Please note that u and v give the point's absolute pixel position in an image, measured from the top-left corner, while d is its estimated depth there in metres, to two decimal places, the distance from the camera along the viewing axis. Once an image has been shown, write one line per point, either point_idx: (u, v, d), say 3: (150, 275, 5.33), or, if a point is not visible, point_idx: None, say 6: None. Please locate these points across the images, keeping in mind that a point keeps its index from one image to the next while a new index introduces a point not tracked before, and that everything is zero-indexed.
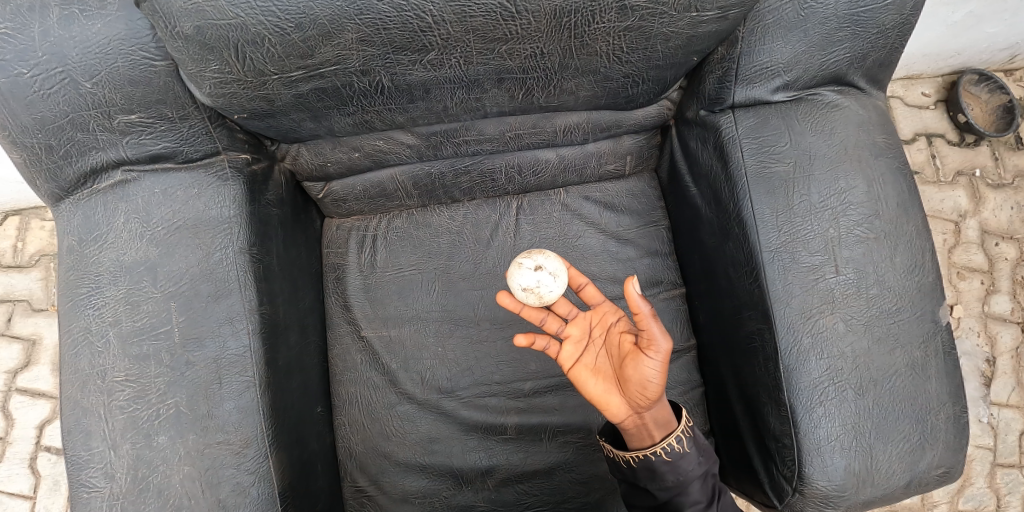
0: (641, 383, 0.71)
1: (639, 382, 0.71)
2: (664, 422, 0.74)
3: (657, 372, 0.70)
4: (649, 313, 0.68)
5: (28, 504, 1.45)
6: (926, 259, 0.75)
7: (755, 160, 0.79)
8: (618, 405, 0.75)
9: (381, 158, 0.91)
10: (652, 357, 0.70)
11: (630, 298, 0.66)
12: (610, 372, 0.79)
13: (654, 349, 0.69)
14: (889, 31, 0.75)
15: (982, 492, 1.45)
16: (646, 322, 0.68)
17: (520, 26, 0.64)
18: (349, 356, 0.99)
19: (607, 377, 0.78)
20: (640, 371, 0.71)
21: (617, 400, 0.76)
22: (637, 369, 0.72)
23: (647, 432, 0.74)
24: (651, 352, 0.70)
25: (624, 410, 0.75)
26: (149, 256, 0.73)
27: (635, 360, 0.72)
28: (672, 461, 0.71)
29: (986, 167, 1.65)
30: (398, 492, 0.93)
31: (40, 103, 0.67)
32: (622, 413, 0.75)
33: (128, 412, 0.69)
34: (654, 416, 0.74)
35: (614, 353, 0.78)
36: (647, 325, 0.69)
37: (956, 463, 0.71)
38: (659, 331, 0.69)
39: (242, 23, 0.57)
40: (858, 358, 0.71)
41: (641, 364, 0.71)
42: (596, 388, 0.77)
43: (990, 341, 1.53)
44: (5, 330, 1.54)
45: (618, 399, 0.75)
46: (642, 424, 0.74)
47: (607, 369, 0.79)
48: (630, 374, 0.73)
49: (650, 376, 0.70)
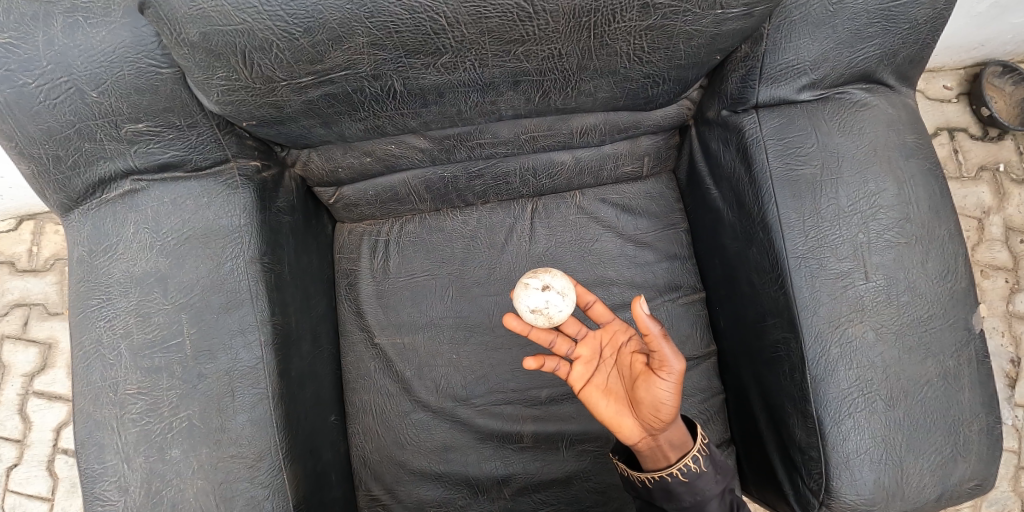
0: (655, 405, 0.69)
1: (652, 404, 0.69)
2: (680, 443, 0.72)
3: (670, 393, 0.68)
4: (659, 333, 0.66)
5: (45, 506, 1.46)
6: (959, 264, 0.71)
7: (780, 163, 0.76)
8: (631, 427, 0.74)
9: (393, 162, 0.89)
10: (665, 378, 0.68)
11: (640, 319, 0.64)
12: (622, 393, 0.77)
13: (666, 370, 0.67)
14: (921, 27, 0.72)
15: (1005, 496, 1.42)
16: (657, 342, 0.66)
17: (537, 27, 0.61)
18: (362, 363, 0.97)
19: (619, 398, 0.77)
20: (653, 393, 0.69)
21: (630, 422, 0.74)
22: (650, 391, 0.70)
23: (662, 453, 0.73)
24: (664, 373, 0.68)
25: (637, 433, 0.73)
26: (159, 267, 0.72)
27: (647, 381, 0.70)
28: (689, 482, 0.70)
29: (1010, 161, 1.60)
30: (413, 501, 0.91)
31: (45, 113, 0.65)
32: (635, 435, 0.73)
33: (140, 425, 0.68)
34: (668, 438, 0.72)
35: (626, 373, 0.77)
36: (658, 346, 0.67)
37: (989, 476, 0.68)
38: (671, 352, 0.67)
39: (248, 29, 0.55)
40: (888, 368, 0.68)
41: (654, 385, 0.69)
42: (608, 409, 0.76)
43: (1014, 341, 1.49)
44: (21, 333, 1.55)
45: (631, 421, 0.74)
46: (657, 446, 0.73)
47: (619, 390, 0.78)
48: (643, 396, 0.71)
49: (663, 399, 0.68)
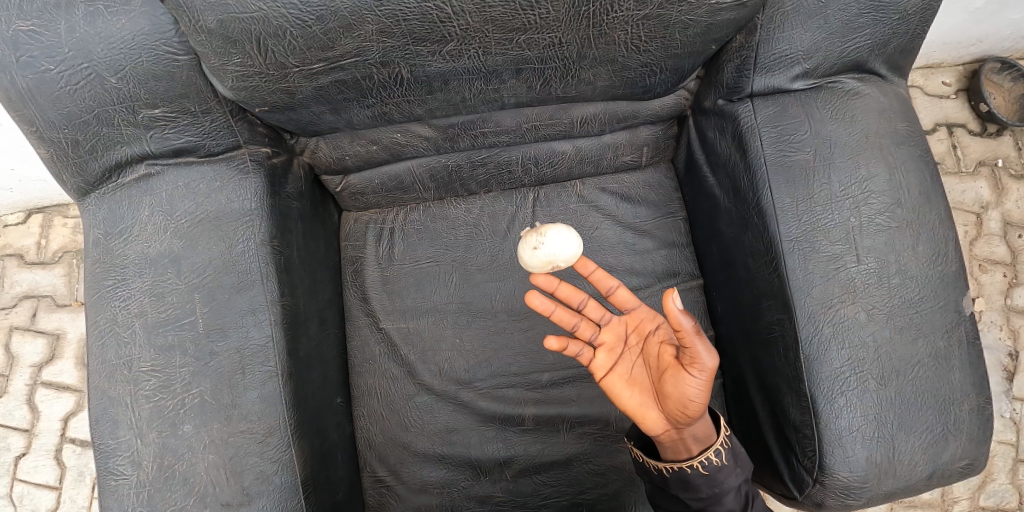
0: (682, 401, 0.70)
1: (679, 400, 0.70)
2: (703, 437, 0.74)
3: (699, 391, 0.68)
4: (693, 330, 0.65)
5: (53, 494, 1.48)
6: (949, 248, 0.73)
7: (774, 149, 0.78)
8: (655, 419, 0.75)
9: (399, 151, 0.91)
10: (695, 375, 0.68)
11: (671, 314, 0.63)
12: (647, 384, 0.78)
13: (697, 368, 0.67)
14: (911, 17, 0.74)
15: (1003, 488, 1.43)
16: (690, 339, 0.66)
17: (539, 15, 0.64)
18: (367, 347, 1.00)
19: (643, 389, 0.78)
20: (681, 389, 0.69)
21: (654, 414, 0.75)
22: (677, 386, 0.70)
23: (684, 445, 0.74)
24: (695, 370, 0.68)
25: (661, 424, 0.75)
26: (173, 248, 0.74)
27: (676, 377, 0.71)
28: (709, 474, 0.71)
29: (1008, 157, 1.62)
30: (417, 482, 0.93)
31: (66, 98, 0.68)
32: (659, 427, 0.75)
33: (153, 401, 0.70)
34: (693, 432, 0.73)
35: (652, 365, 0.78)
36: (692, 343, 0.66)
37: (979, 455, 0.70)
38: (704, 349, 0.67)
39: (264, 16, 0.58)
40: (880, 348, 0.70)
41: (683, 381, 0.69)
42: (632, 400, 0.77)
43: (1012, 335, 1.50)
44: (30, 325, 1.58)
45: (656, 413, 0.75)
46: (680, 439, 0.74)
47: (644, 380, 0.79)
48: (670, 391, 0.71)
49: (692, 396, 0.68)
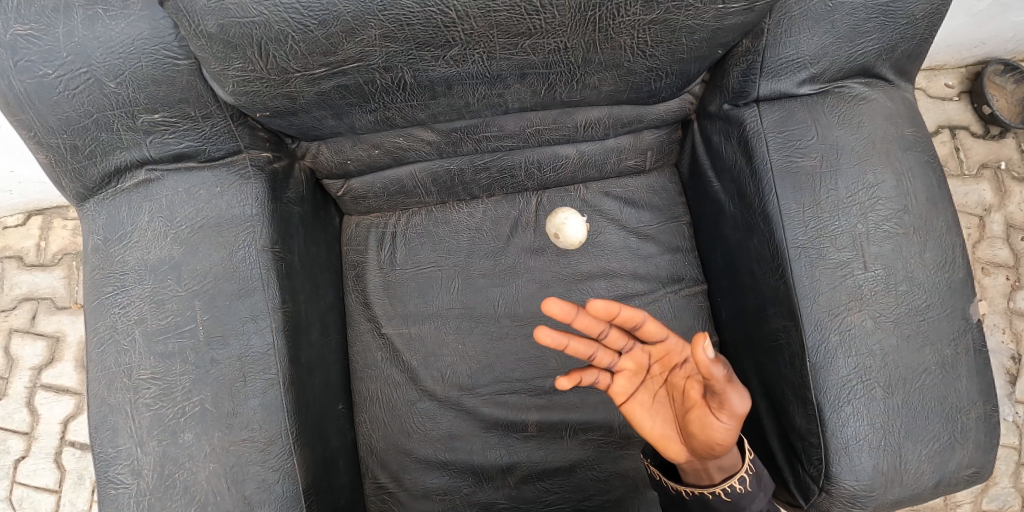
0: (708, 441, 0.66)
1: (705, 438, 0.66)
2: (729, 466, 0.70)
3: (728, 433, 0.64)
4: (724, 376, 0.60)
5: (52, 498, 1.48)
6: (956, 254, 0.73)
7: (780, 155, 0.78)
8: (678, 448, 0.72)
9: (401, 155, 0.90)
10: (724, 419, 0.63)
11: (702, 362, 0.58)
12: (671, 412, 0.74)
13: (728, 413, 0.63)
14: (918, 21, 0.73)
15: (1006, 492, 1.42)
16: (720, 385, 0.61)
17: (545, 20, 0.63)
18: (369, 353, 0.99)
19: (666, 416, 0.74)
20: (708, 428, 0.65)
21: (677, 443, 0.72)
22: (704, 424, 0.66)
23: (707, 472, 0.71)
24: (724, 415, 0.63)
25: (684, 453, 0.72)
26: (173, 254, 0.74)
27: (703, 415, 0.66)
28: (733, 501, 0.69)
29: (1011, 159, 1.61)
30: (419, 489, 0.93)
31: (64, 103, 0.67)
32: (681, 455, 0.72)
33: (153, 409, 0.70)
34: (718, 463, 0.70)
35: (677, 395, 0.73)
36: (723, 389, 0.61)
37: (987, 463, 0.69)
38: (736, 395, 0.61)
39: (265, 21, 0.57)
40: (887, 356, 0.69)
41: (710, 421, 0.65)
42: (655, 428, 0.74)
43: (1015, 338, 1.50)
44: (29, 327, 1.57)
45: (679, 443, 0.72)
46: (703, 467, 0.71)
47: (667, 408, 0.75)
48: (695, 428, 0.67)
49: (719, 437, 0.64)
